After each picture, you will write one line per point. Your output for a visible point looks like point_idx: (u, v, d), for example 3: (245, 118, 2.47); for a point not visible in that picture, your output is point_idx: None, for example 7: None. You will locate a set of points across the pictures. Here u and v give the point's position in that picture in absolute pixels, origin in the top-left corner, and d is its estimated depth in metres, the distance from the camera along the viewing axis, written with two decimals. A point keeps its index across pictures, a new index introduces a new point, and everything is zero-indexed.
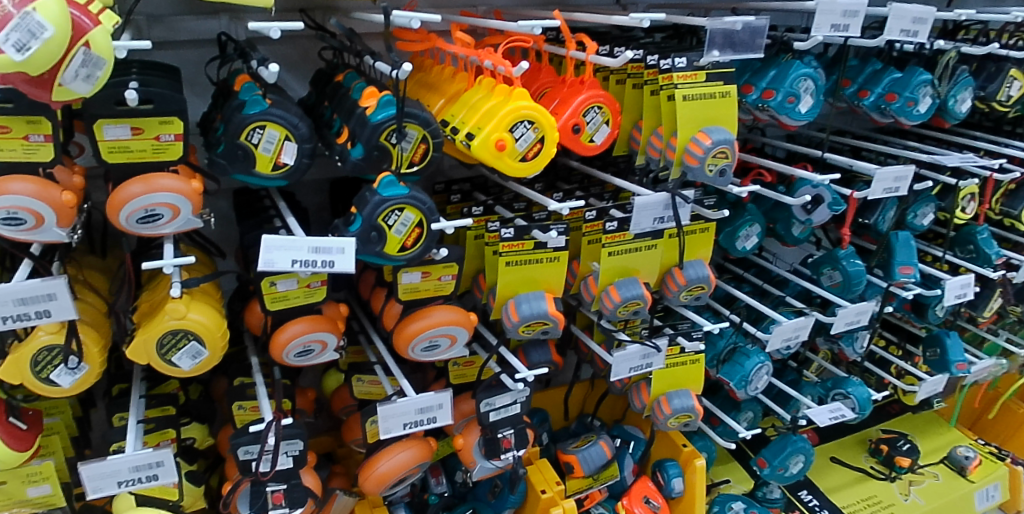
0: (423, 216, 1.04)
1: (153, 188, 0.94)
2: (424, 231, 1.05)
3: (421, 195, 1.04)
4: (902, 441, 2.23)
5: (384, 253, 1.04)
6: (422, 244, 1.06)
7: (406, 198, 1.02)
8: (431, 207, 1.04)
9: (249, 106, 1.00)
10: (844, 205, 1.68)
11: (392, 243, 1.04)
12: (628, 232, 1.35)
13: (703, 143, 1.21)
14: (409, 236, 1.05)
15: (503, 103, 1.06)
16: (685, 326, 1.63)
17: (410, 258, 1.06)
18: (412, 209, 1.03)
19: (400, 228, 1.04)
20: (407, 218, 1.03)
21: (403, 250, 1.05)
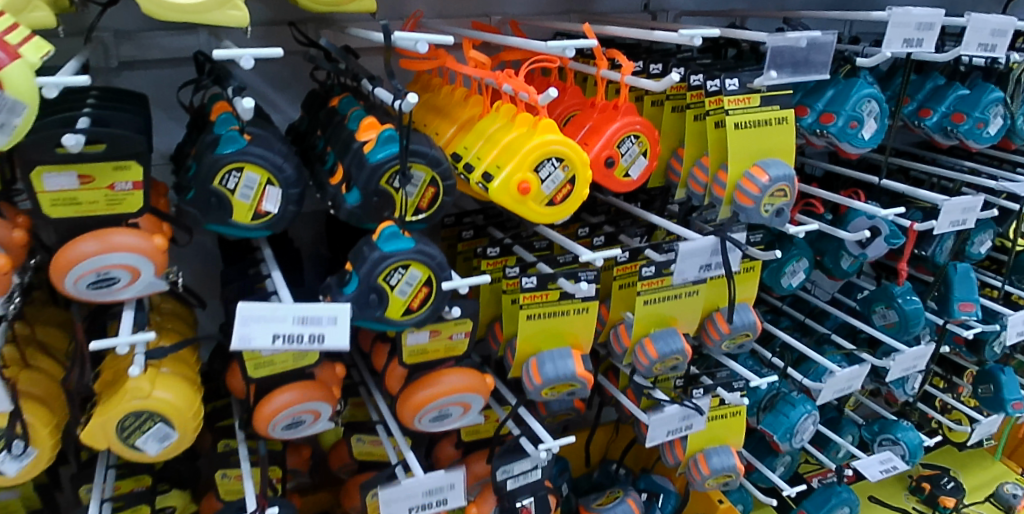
0: (433, 273, 0.87)
1: (111, 246, 0.77)
2: (433, 290, 0.88)
3: (429, 248, 0.87)
4: (947, 478, 2.04)
5: (385, 317, 0.87)
6: (432, 306, 0.89)
7: (410, 252, 0.85)
8: (441, 261, 0.87)
9: (224, 143, 0.83)
10: (903, 238, 1.52)
11: (395, 305, 0.87)
12: (668, 277, 1.17)
13: (758, 179, 1.04)
14: (416, 297, 0.88)
15: (527, 138, 0.89)
16: (724, 375, 1.44)
17: (417, 322, 0.90)
18: (419, 266, 0.86)
19: (405, 288, 0.87)
20: (414, 276, 0.86)
21: (408, 313, 0.88)
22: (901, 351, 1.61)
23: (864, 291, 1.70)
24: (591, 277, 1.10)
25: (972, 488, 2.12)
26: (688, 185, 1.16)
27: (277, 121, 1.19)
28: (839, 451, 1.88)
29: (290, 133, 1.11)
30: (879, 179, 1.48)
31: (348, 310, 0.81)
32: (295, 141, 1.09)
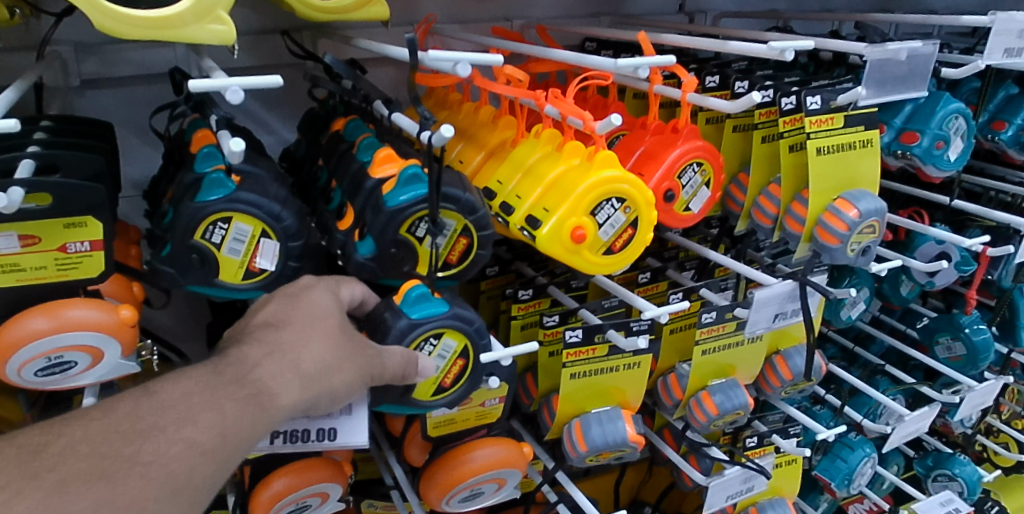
0: (471, 344, 0.74)
1: (63, 323, 0.62)
2: (470, 362, 0.75)
3: (466, 311, 0.73)
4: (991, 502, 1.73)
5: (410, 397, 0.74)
6: (470, 381, 0.76)
7: (442, 320, 0.71)
8: (479, 327, 0.74)
9: (207, 188, 0.66)
10: (974, 264, 1.35)
11: (422, 385, 0.73)
12: (729, 323, 1.00)
13: (845, 215, 0.90)
14: (449, 372, 0.74)
15: (583, 175, 0.73)
16: (776, 418, 1.22)
17: (449, 401, 0.76)
18: (454, 336, 0.73)
19: (434, 363, 0.73)
20: (446, 348, 0.73)
21: (441, 391, 0.75)
22: (969, 386, 1.46)
23: (924, 319, 1.55)
24: (644, 327, 0.92)
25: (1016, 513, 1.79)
26: (752, 216, 0.98)
27: (269, 143, 1.02)
28: (883, 481, 1.63)
29: (286, 159, 0.95)
30: (950, 199, 1.30)
31: (364, 401, 0.71)
32: (292, 170, 0.93)
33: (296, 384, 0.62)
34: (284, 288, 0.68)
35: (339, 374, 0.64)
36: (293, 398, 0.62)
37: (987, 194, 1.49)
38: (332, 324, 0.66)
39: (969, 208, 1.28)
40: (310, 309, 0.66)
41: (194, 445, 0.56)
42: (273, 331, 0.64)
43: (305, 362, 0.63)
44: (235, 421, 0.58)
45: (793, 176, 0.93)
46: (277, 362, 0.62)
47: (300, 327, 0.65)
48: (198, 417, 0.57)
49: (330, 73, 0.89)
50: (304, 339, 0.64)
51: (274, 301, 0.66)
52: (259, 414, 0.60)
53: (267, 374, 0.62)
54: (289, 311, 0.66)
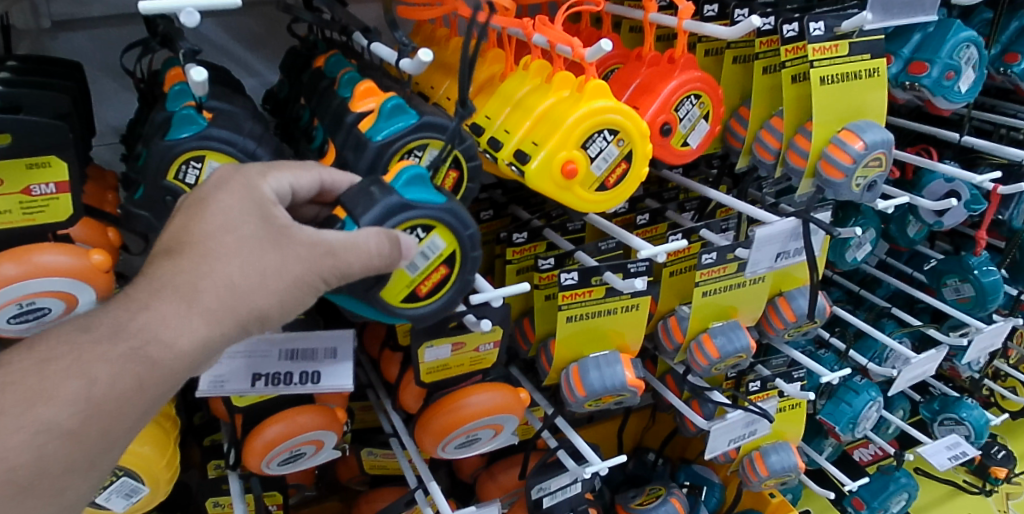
0: (457, 250, 0.66)
1: (33, 269, 0.60)
2: (453, 271, 0.67)
3: (461, 209, 0.66)
4: (999, 446, 1.67)
5: (374, 292, 0.65)
6: (441, 299, 0.68)
7: (436, 213, 0.64)
8: (472, 230, 0.66)
9: (179, 125, 0.63)
10: (984, 203, 1.32)
11: (394, 282, 0.65)
12: (730, 264, 0.97)
13: (850, 146, 0.86)
14: (422, 283, 0.66)
15: (573, 105, 0.70)
16: (780, 362, 1.20)
17: (412, 316, 0.68)
18: (443, 235, 0.65)
19: (414, 264, 0.65)
20: (432, 249, 0.65)
21: (414, 301, 0.67)
22: (977, 328, 1.43)
23: (932, 261, 1.52)
24: (642, 269, 0.90)
25: (1022, 456, 1.77)
26: (754, 152, 0.95)
27: (252, 86, 1.01)
28: (889, 426, 1.61)
29: (268, 101, 0.91)
30: (959, 135, 1.25)
31: (349, 341, 0.73)
32: (275, 111, 0.89)
33: (200, 322, 0.56)
34: (193, 193, 0.59)
35: (260, 293, 0.57)
36: (188, 342, 0.55)
37: (999, 131, 1.44)
38: (247, 235, 0.58)
39: (979, 144, 1.23)
40: (222, 221, 0.58)
41: (50, 426, 0.52)
42: (167, 262, 0.56)
43: (205, 295, 0.56)
44: (107, 386, 0.53)
45: (796, 108, 0.90)
46: (172, 300, 0.56)
47: (202, 247, 0.57)
48: (55, 392, 0.52)
49: (310, 7, 0.85)
50: (209, 263, 0.56)
51: (179, 215, 0.58)
52: (148, 368, 0.54)
53: (153, 319, 0.55)
54: (196, 226, 0.57)
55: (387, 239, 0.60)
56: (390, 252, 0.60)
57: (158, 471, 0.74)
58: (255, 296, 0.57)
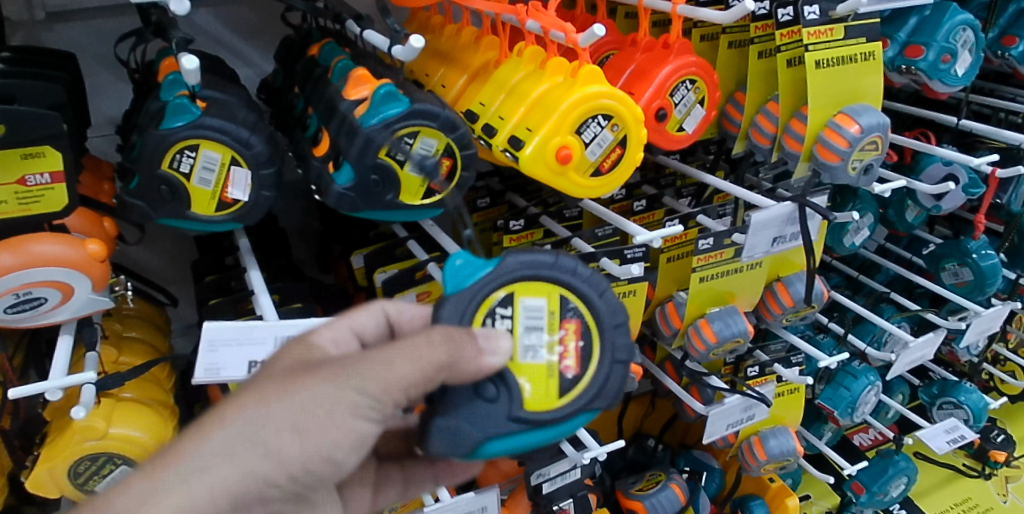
0: (566, 290, 0.67)
1: (31, 258, 0.60)
2: (576, 319, 0.67)
3: (522, 258, 0.67)
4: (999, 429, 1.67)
5: (534, 408, 0.63)
6: (598, 343, 0.67)
7: (504, 279, 0.66)
8: (547, 260, 0.68)
9: (173, 114, 0.64)
10: (982, 187, 1.31)
11: (540, 386, 0.64)
12: (726, 250, 0.97)
13: (846, 130, 0.86)
14: (563, 354, 0.66)
15: (565, 91, 0.70)
16: (779, 347, 1.20)
17: (592, 384, 0.66)
18: (533, 292, 0.66)
19: (535, 344, 0.65)
20: (539, 314, 0.66)
21: (566, 388, 0.65)
22: (975, 312, 1.43)
23: (930, 246, 1.52)
24: (639, 255, 0.90)
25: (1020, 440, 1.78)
26: (750, 137, 0.96)
27: (248, 76, 1.01)
28: (889, 410, 1.62)
29: (264, 90, 0.91)
30: (957, 119, 1.25)
31: None
32: (271, 100, 0.89)
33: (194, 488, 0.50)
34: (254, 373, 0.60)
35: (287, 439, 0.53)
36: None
37: (997, 115, 1.44)
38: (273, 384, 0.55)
39: (977, 128, 1.23)
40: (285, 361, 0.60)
41: None
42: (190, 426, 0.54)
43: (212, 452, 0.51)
44: None
45: (790, 93, 0.90)
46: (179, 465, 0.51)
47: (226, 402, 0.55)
48: None
49: None
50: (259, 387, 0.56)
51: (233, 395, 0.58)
52: None
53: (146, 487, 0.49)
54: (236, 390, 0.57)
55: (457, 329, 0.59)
56: (465, 341, 0.59)
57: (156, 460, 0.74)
58: (269, 430, 0.53)
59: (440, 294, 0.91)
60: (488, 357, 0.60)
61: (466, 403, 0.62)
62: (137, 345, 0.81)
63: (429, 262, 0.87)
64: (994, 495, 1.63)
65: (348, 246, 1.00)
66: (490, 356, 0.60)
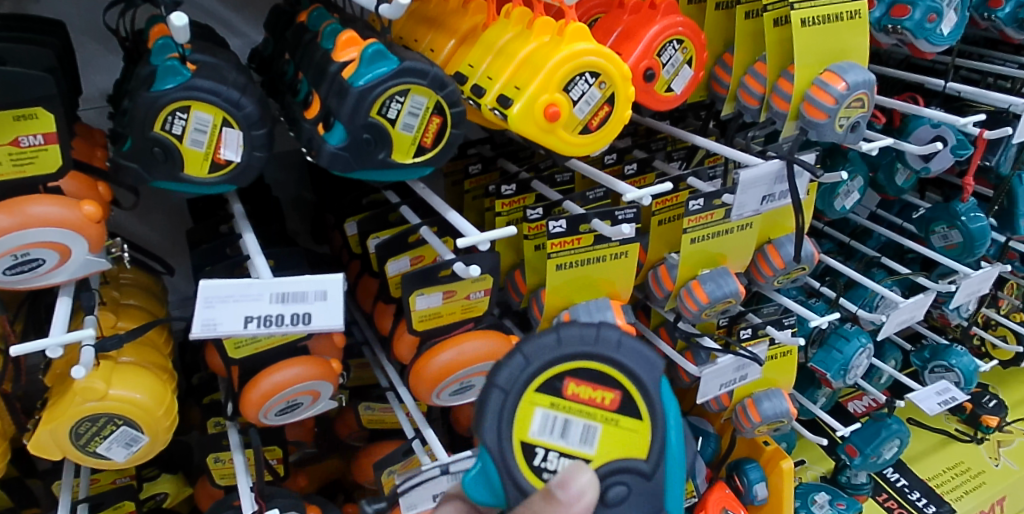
0: (535, 383, 0.63)
1: (28, 219, 0.64)
2: (572, 379, 0.64)
3: (490, 418, 0.63)
4: (989, 396, 1.70)
5: (652, 449, 0.66)
6: (598, 359, 0.65)
7: (507, 443, 0.63)
8: (505, 399, 0.63)
9: (163, 77, 0.65)
10: (970, 148, 1.32)
11: (629, 434, 0.65)
12: (716, 211, 0.98)
13: (833, 88, 0.87)
14: (594, 402, 0.65)
15: (551, 50, 0.71)
16: (771, 310, 1.21)
17: (632, 379, 0.65)
18: (528, 419, 0.63)
19: (582, 429, 0.64)
20: (553, 419, 0.64)
21: (635, 415, 0.66)
22: (965, 274, 1.44)
23: (921, 210, 1.53)
24: (630, 215, 0.91)
25: (1012, 404, 1.79)
26: (738, 98, 0.96)
27: (238, 47, 1.01)
28: (882, 375, 1.63)
29: (254, 60, 0.91)
30: (946, 81, 1.26)
31: (339, 284, 0.70)
32: (261, 70, 0.89)
33: None
34: None
35: None
36: None
37: (986, 80, 1.44)
38: None
39: (965, 91, 1.23)
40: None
41: None
42: None
43: None
44: None
45: (778, 52, 0.91)
46: None
47: None
48: None
49: None
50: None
51: None
52: None
53: None
54: None
55: (531, 506, 0.57)
56: (548, 508, 0.57)
57: (156, 421, 0.76)
58: None
59: (433, 258, 0.92)
60: (574, 502, 0.57)
61: (625, 506, 0.65)
62: (135, 311, 0.82)
63: (422, 226, 0.86)
64: (986, 458, 1.65)
65: (342, 215, 1.01)
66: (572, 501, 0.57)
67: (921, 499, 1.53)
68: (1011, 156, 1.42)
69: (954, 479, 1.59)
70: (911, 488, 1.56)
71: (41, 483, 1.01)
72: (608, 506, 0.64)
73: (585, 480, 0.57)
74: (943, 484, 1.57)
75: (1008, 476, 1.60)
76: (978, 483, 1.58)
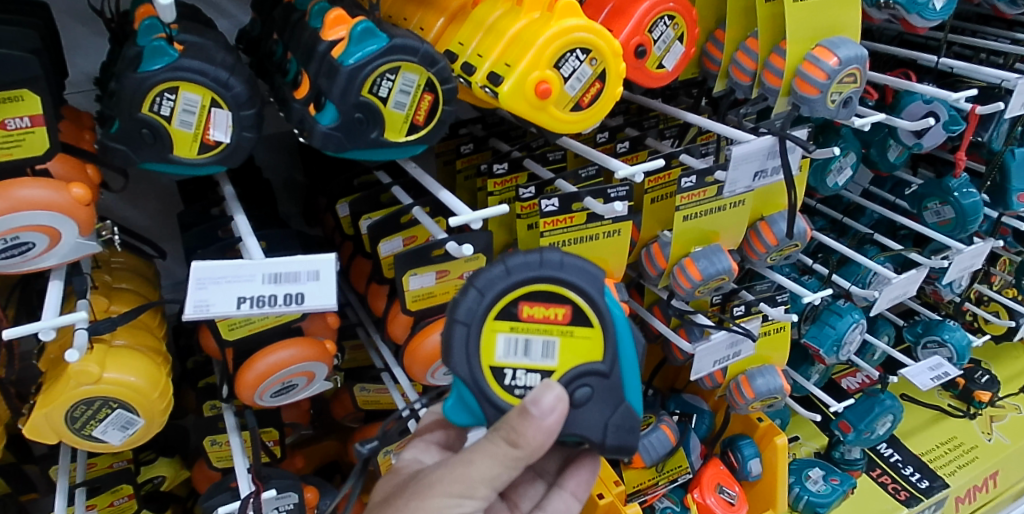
0: (493, 312, 0.68)
1: (18, 202, 0.65)
2: (524, 300, 0.68)
3: (454, 350, 0.67)
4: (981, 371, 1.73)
5: (608, 351, 0.70)
6: (546, 281, 0.68)
7: (477, 372, 0.68)
8: (466, 329, 0.67)
9: (150, 58, 0.65)
10: (962, 124, 1.32)
11: (585, 342, 0.69)
12: (709, 188, 0.98)
13: (825, 63, 0.87)
14: (548, 319, 0.69)
15: (543, 27, 0.71)
16: (765, 287, 1.20)
17: (579, 293, 0.69)
18: (492, 346, 0.68)
19: (542, 345, 0.69)
20: (514, 341, 0.68)
21: (587, 322, 0.69)
22: (957, 250, 1.44)
23: (913, 187, 1.53)
24: (623, 193, 0.91)
25: (1005, 380, 1.80)
26: (730, 75, 0.96)
27: (225, 28, 1.00)
28: (874, 352, 1.63)
29: (242, 41, 0.90)
30: (938, 57, 1.25)
31: (331, 264, 0.70)
32: (248, 51, 0.89)
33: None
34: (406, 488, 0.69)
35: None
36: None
37: (979, 56, 1.44)
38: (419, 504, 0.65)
39: (957, 66, 1.22)
40: (402, 474, 0.74)
41: None
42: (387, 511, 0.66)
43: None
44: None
45: (770, 28, 0.90)
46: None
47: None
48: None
49: None
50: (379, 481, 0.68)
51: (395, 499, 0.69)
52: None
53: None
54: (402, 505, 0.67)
55: (506, 422, 0.62)
56: (523, 424, 0.61)
57: (151, 402, 0.76)
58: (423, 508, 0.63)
59: (426, 238, 0.91)
60: (546, 416, 0.62)
61: (589, 407, 0.69)
62: (128, 295, 0.82)
63: (415, 207, 0.86)
64: (979, 433, 1.66)
65: (334, 196, 1.00)
66: (543, 415, 0.61)
67: (914, 474, 1.54)
68: (1004, 131, 1.42)
69: (947, 454, 1.60)
70: (905, 463, 1.57)
71: (39, 468, 1.01)
72: (574, 408, 0.69)
73: (555, 396, 0.62)
74: (936, 459, 1.58)
75: (1000, 451, 1.61)
76: (971, 457, 1.60)
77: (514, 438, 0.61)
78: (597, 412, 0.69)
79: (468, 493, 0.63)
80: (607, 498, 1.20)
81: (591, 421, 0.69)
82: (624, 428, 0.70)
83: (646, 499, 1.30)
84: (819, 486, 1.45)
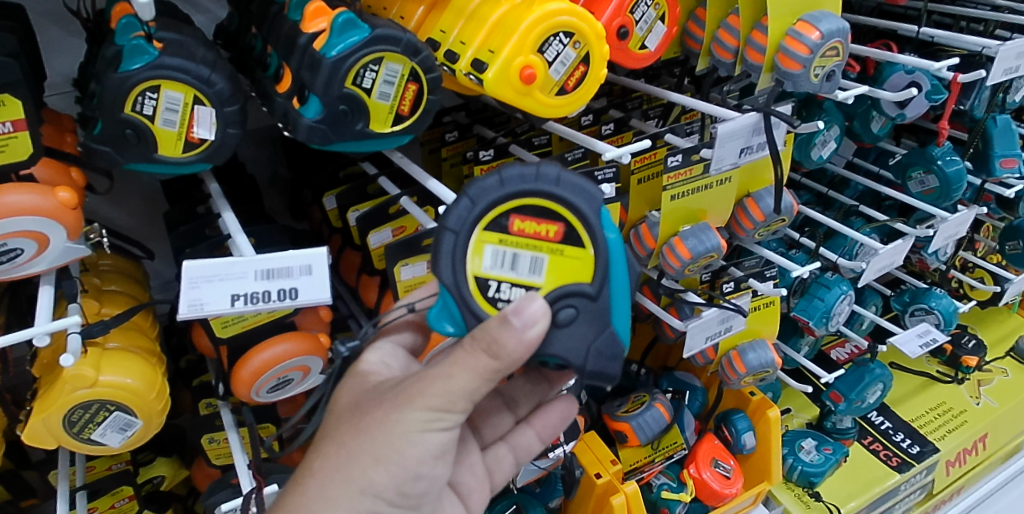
0: (480, 223, 0.66)
1: (5, 209, 0.65)
2: (518, 201, 0.66)
3: (443, 266, 0.66)
4: (967, 336, 1.76)
5: (596, 272, 0.69)
6: (539, 196, 0.67)
7: (461, 277, 0.66)
8: (451, 237, 0.65)
9: (130, 57, 0.65)
10: (944, 93, 1.32)
11: (575, 262, 0.68)
12: (695, 167, 0.98)
13: (807, 37, 0.87)
14: (540, 236, 0.67)
15: (525, 12, 0.72)
16: (754, 262, 1.21)
17: (574, 212, 0.67)
18: (479, 256, 0.66)
19: (530, 261, 0.67)
20: (501, 253, 0.66)
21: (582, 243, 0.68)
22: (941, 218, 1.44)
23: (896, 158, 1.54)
24: (610, 176, 0.93)
25: (991, 345, 1.83)
26: (713, 53, 0.96)
27: (203, 24, 1.00)
28: (863, 322, 1.62)
29: (219, 36, 0.90)
30: (918, 27, 1.25)
31: (323, 258, 0.70)
32: (227, 46, 0.88)
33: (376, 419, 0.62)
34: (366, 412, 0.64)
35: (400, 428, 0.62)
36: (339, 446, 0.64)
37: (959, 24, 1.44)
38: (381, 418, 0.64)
39: (937, 35, 1.22)
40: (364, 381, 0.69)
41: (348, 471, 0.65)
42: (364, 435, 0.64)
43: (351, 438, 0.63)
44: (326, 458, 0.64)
45: (751, 5, 0.91)
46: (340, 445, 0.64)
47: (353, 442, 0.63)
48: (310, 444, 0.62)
49: None
50: None
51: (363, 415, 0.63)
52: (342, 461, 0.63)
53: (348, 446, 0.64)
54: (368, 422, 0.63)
55: (485, 332, 0.59)
56: (501, 331, 0.59)
57: (148, 404, 0.77)
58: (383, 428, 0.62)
59: (414, 228, 0.93)
60: (528, 327, 0.59)
61: (575, 327, 0.68)
62: (118, 296, 0.83)
63: (403, 198, 0.89)
64: (967, 398, 1.68)
65: (320, 189, 1.02)
66: (527, 326, 0.59)
67: (905, 440, 1.56)
68: (984, 98, 1.42)
69: (938, 419, 1.62)
70: (895, 430, 1.59)
71: (38, 475, 1.03)
72: (558, 327, 0.67)
73: (537, 306, 0.60)
74: (926, 424, 1.60)
75: (988, 415, 1.64)
76: (961, 422, 1.62)
77: (494, 350, 0.59)
78: (581, 334, 0.68)
79: (447, 407, 0.61)
80: (604, 477, 1.21)
81: (575, 342, 0.68)
82: (606, 354, 0.69)
83: (642, 476, 1.32)
84: (812, 456, 1.47)
